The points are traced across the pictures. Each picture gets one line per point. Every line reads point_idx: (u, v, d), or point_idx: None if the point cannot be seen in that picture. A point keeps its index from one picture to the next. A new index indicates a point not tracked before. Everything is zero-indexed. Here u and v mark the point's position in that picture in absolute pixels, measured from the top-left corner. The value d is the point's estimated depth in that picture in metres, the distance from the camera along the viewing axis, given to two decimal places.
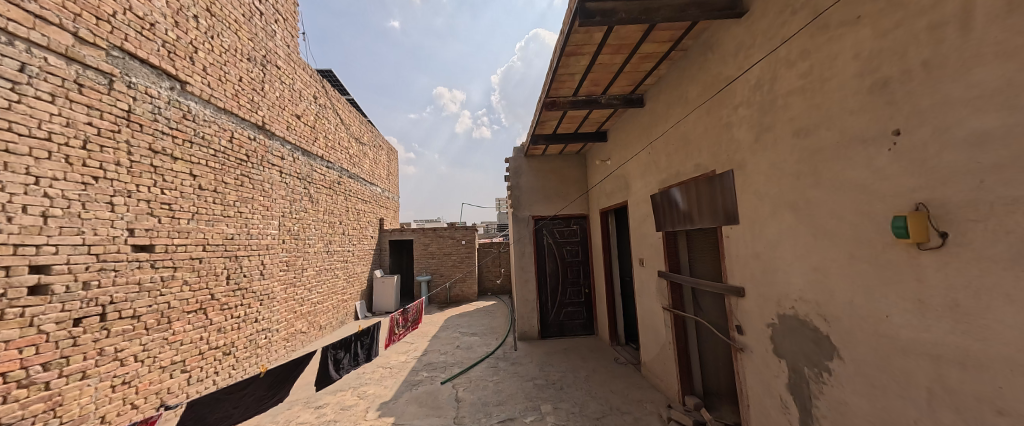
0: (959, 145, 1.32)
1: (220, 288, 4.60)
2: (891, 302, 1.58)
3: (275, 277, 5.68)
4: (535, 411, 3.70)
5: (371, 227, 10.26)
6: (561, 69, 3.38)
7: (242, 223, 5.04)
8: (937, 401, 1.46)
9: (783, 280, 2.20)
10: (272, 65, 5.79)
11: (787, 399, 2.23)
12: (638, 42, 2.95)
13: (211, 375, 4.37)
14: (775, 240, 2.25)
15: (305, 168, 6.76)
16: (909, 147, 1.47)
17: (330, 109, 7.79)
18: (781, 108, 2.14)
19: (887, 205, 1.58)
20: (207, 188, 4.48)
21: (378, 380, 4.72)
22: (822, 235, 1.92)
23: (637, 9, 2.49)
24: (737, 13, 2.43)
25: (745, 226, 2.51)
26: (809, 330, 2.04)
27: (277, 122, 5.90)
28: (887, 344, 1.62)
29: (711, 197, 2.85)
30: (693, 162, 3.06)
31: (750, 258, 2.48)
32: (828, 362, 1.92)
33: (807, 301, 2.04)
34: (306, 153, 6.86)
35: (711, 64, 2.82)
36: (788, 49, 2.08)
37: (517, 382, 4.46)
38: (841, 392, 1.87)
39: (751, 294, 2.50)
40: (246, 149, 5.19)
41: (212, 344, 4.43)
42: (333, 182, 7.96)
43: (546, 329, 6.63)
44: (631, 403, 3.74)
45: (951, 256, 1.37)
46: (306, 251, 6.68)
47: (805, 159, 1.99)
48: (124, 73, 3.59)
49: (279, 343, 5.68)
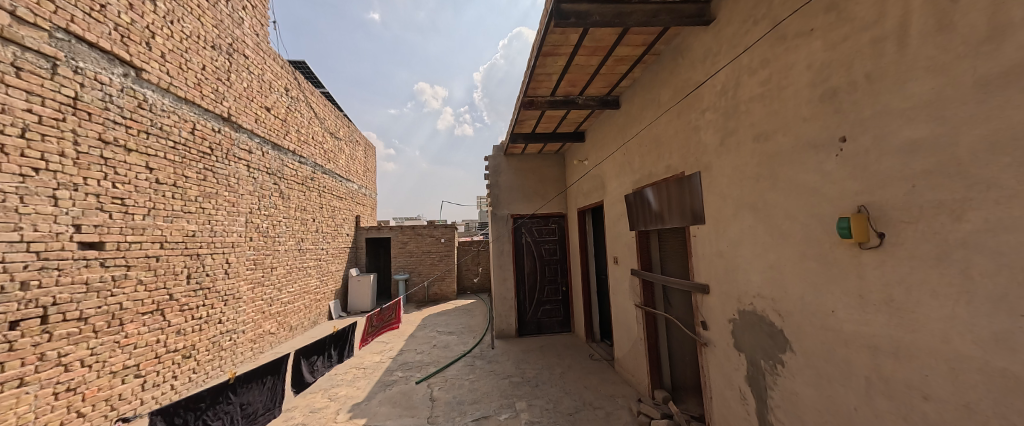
0: (894, 151, 1.43)
1: (179, 287, 4.37)
2: (837, 298, 1.70)
3: (241, 276, 5.45)
4: (510, 409, 3.72)
5: (347, 225, 10.02)
6: (538, 69, 3.40)
7: (204, 220, 4.81)
8: (873, 389, 1.58)
9: (744, 278, 2.30)
10: (239, 54, 5.54)
11: (746, 392, 2.34)
12: (613, 45, 3.01)
13: (168, 380, 4.14)
14: (736, 239, 2.36)
15: (275, 162, 6.52)
16: (853, 153, 1.59)
17: (303, 102, 7.54)
18: (743, 113, 2.24)
19: (835, 207, 1.69)
20: (165, 182, 4.25)
21: (351, 381, 4.62)
22: (778, 235, 2.03)
23: (611, 12, 2.53)
24: (705, 21, 2.53)
25: (710, 226, 2.61)
26: (765, 324, 2.15)
27: (244, 114, 5.66)
28: (833, 336, 1.74)
29: (681, 198, 2.94)
30: (664, 163, 3.16)
31: (714, 256, 2.59)
32: (782, 355, 2.04)
33: (764, 297, 2.15)
34: (276, 147, 6.60)
35: (681, 69, 2.91)
36: (749, 57, 2.18)
37: (492, 380, 4.47)
38: (793, 383, 1.99)
39: (715, 291, 2.60)
40: (209, 141, 4.94)
41: (170, 348, 4.20)
42: (305, 177, 7.71)
43: (523, 327, 6.67)
44: (603, 398, 3.83)
45: (887, 255, 1.48)
46: (275, 249, 6.44)
47: (763, 163, 2.09)
48: (70, 57, 3.36)
49: (245, 345, 5.46)
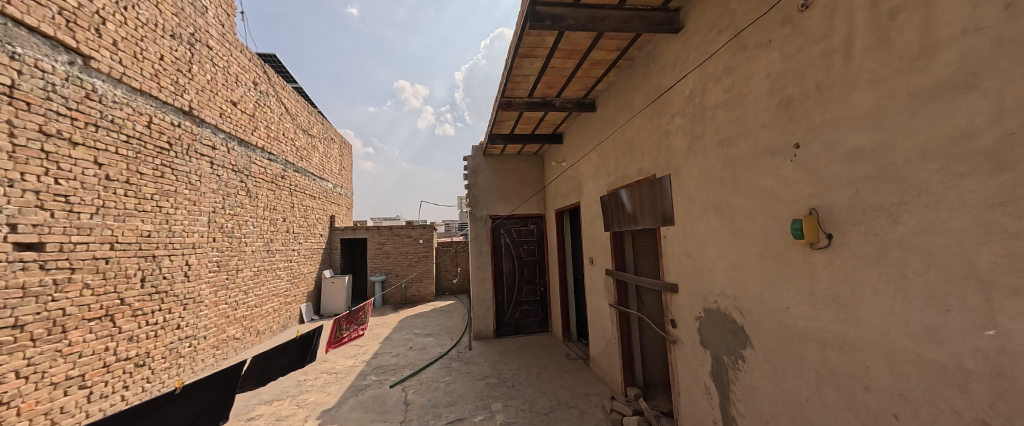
0: (841, 158, 1.53)
1: (131, 292, 4.11)
2: (792, 295, 1.80)
3: (202, 279, 5.18)
4: (485, 410, 3.71)
5: (320, 224, 9.71)
6: (514, 70, 3.41)
7: (161, 219, 4.54)
8: (822, 381, 1.68)
9: (709, 277, 2.39)
10: (201, 45, 5.27)
11: (711, 387, 2.43)
12: (588, 49, 3.06)
13: (118, 391, 3.88)
14: (702, 240, 2.44)
15: (241, 160, 6.24)
16: (806, 159, 1.69)
17: (273, 97, 7.26)
18: (708, 118, 2.33)
19: (790, 209, 1.78)
20: (116, 178, 3.99)
21: (321, 387, 4.48)
22: (739, 236, 2.12)
23: (585, 16, 2.57)
24: (674, 29, 2.61)
25: (679, 227, 2.70)
26: (728, 322, 2.24)
27: (207, 107, 5.39)
28: (788, 331, 1.84)
29: (652, 199, 3.02)
30: (637, 166, 3.24)
31: (682, 257, 2.68)
32: (743, 351, 2.14)
33: (727, 296, 2.25)
34: (243, 143, 6.32)
35: (652, 75, 2.99)
36: (714, 65, 2.27)
37: (468, 382, 4.45)
38: (752, 377, 2.08)
39: (683, 290, 2.69)
40: (167, 135, 4.68)
41: (120, 356, 3.93)
42: (275, 175, 7.42)
43: (501, 327, 6.67)
44: (578, 396, 3.89)
45: (836, 255, 1.58)
46: (241, 250, 6.17)
47: (726, 167, 2.18)
48: (5, 42, 3.12)
49: (207, 351, 5.20)
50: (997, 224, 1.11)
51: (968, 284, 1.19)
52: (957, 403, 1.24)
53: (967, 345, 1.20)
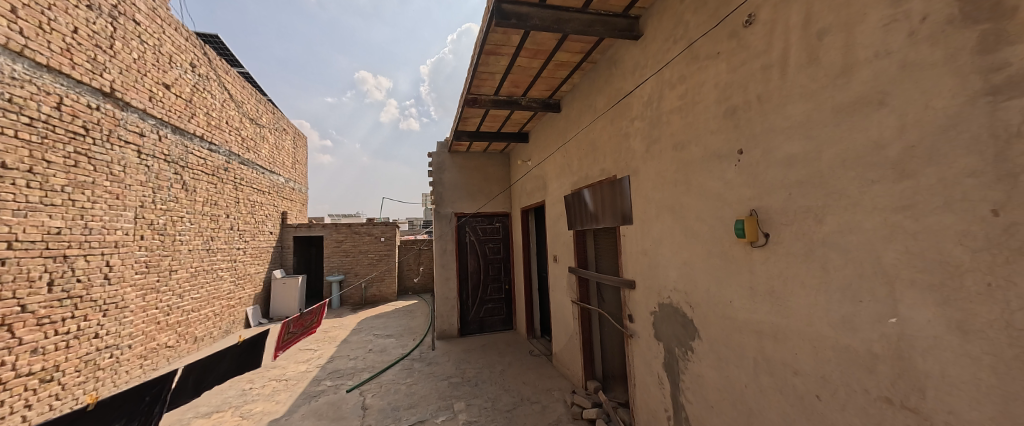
0: (778, 164, 1.69)
1: (34, 297, 3.65)
2: (735, 289, 1.95)
3: (125, 281, 4.70)
4: (448, 410, 3.68)
5: (269, 221, 9.11)
6: (480, 67, 3.39)
7: (73, 214, 4.06)
8: (759, 367, 1.85)
9: (663, 274, 2.53)
10: (126, 19, 4.75)
11: (664, 377, 2.57)
12: (553, 49, 3.11)
13: (18, 410, 3.44)
14: (657, 239, 2.58)
15: (175, 149, 5.71)
16: (748, 164, 1.84)
17: (213, 81, 6.69)
18: (664, 123, 2.46)
19: (734, 211, 1.93)
20: (13, 166, 3.53)
21: (269, 395, 4.22)
22: (690, 234, 2.26)
23: (550, 18, 2.61)
24: (634, 35, 2.72)
25: (636, 226, 2.82)
26: (679, 316, 2.39)
27: (133, 90, 4.87)
28: (731, 323, 2.00)
29: (613, 199, 3.13)
30: (599, 167, 3.34)
31: (639, 254, 2.80)
32: (692, 342, 2.29)
33: (679, 291, 2.39)
34: (177, 131, 5.78)
35: (614, 78, 3.10)
36: (670, 73, 2.40)
37: (431, 383, 4.38)
38: (700, 366, 2.24)
39: (639, 286, 2.82)
40: (83, 119, 4.17)
41: (21, 371, 3.47)
42: (217, 168, 6.86)
43: (465, 326, 6.63)
44: (540, 392, 3.96)
45: (772, 252, 1.74)
46: (175, 249, 5.66)
47: (679, 169, 2.32)
48: None
49: (133, 362, 4.72)
50: (898, 225, 1.28)
51: (876, 277, 1.35)
52: (866, 382, 1.41)
53: (874, 331, 1.37)
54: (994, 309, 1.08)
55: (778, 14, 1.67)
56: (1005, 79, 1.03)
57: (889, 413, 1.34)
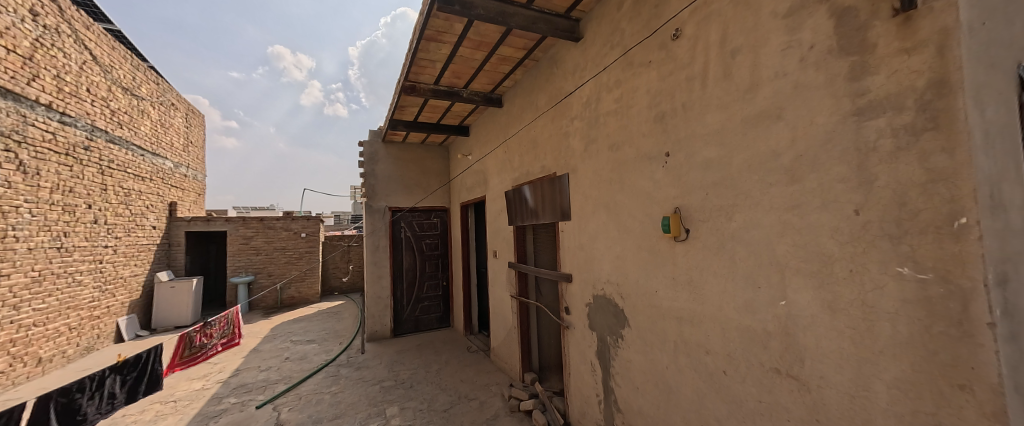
0: (698, 167, 1.88)
1: None
2: (661, 281, 2.13)
3: None
4: (379, 417, 3.48)
5: (153, 215, 7.76)
6: (419, 53, 3.22)
7: None
8: (678, 350, 2.04)
9: (597, 268, 2.67)
10: None
11: (596, 365, 2.72)
12: (496, 43, 3.07)
13: None
14: (593, 234, 2.71)
15: (6, 117, 4.68)
16: (673, 166, 2.02)
17: (68, 37, 5.54)
18: (601, 124, 2.58)
19: (662, 208, 2.11)
20: None
21: (153, 421, 3.59)
22: (622, 230, 2.41)
23: (494, 9, 2.57)
24: (576, 37, 2.80)
25: (574, 222, 2.93)
26: (611, 306, 2.55)
27: None
28: (656, 311, 2.18)
29: (552, 197, 3.21)
30: (540, 164, 3.41)
31: (576, 249, 2.92)
32: (622, 330, 2.46)
33: (612, 283, 2.54)
34: (10, 94, 4.72)
35: (555, 78, 3.17)
36: (607, 77, 2.52)
37: (360, 389, 4.11)
38: (628, 352, 2.41)
39: (576, 279, 2.94)
40: None
41: None
42: (75, 145, 5.70)
43: (399, 326, 6.34)
44: (478, 388, 3.94)
45: (693, 246, 1.93)
46: (4, 247, 4.70)
47: (614, 169, 2.46)
48: None
49: None
50: (789, 222, 1.50)
51: (773, 267, 1.57)
52: (761, 356, 1.63)
53: (770, 313, 1.59)
54: (854, 290, 1.32)
55: (701, 30, 1.85)
56: (868, 101, 1.25)
57: (777, 381, 1.57)
